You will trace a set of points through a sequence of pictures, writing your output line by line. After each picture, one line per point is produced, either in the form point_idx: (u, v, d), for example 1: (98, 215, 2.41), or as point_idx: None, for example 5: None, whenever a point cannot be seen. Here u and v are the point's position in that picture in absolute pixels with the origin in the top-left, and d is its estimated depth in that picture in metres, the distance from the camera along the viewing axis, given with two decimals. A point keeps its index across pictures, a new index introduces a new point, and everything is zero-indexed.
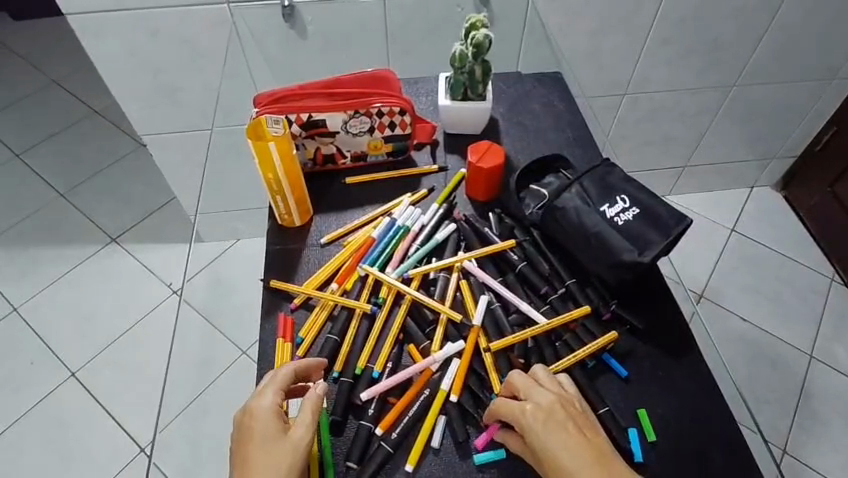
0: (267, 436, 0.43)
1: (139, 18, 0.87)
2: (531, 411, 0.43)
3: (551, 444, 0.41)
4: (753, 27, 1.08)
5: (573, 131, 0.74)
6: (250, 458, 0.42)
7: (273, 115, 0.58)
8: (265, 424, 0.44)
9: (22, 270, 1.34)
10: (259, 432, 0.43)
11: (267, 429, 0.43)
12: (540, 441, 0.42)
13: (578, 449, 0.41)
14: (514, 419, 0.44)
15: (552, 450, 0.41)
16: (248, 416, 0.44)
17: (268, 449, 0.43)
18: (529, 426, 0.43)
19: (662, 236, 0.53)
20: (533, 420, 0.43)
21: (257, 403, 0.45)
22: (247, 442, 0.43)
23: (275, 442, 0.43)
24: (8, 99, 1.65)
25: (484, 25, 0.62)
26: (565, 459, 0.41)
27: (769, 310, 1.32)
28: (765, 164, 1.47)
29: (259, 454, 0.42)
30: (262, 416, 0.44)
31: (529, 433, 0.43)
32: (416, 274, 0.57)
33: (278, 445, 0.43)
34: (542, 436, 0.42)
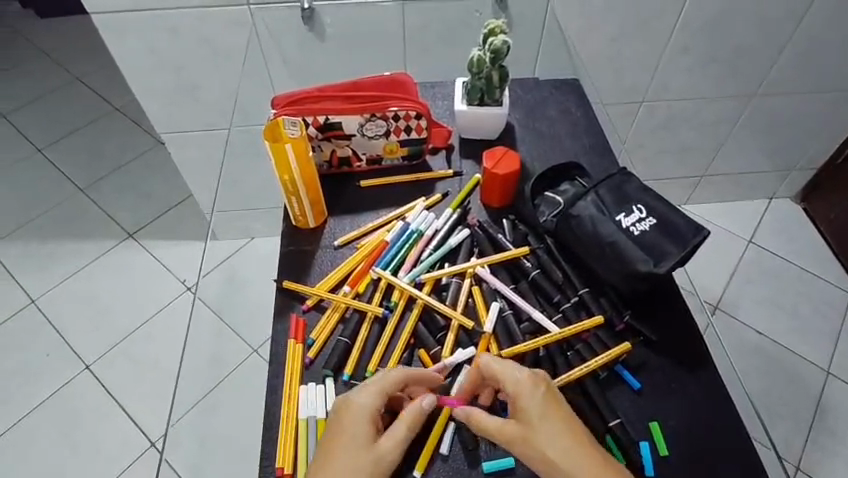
0: (359, 438, 0.43)
1: (161, 17, 0.89)
2: (533, 381, 0.45)
3: (547, 413, 0.43)
4: (775, 35, 1.07)
5: (589, 138, 0.73)
6: (337, 452, 0.43)
7: (291, 117, 0.57)
8: (361, 425, 0.44)
9: (41, 263, 1.36)
10: (354, 432, 0.44)
11: (361, 431, 0.44)
12: (537, 406, 0.44)
13: (569, 427, 0.43)
14: (509, 382, 0.45)
15: (547, 418, 0.43)
16: (348, 410, 0.45)
17: (357, 449, 0.43)
18: (526, 390, 0.45)
19: (678, 247, 0.52)
20: (533, 388, 0.45)
21: (357, 400, 0.45)
22: (340, 434, 0.44)
23: (364, 446, 0.43)
24: (32, 95, 1.68)
25: (502, 31, 0.62)
26: (559, 428, 0.43)
27: (786, 323, 1.29)
28: (785, 175, 1.44)
29: (346, 452, 0.43)
30: (361, 418, 0.44)
31: (523, 396, 0.44)
32: (429, 279, 0.57)
33: (366, 450, 0.43)
34: (539, 403, 0.44)
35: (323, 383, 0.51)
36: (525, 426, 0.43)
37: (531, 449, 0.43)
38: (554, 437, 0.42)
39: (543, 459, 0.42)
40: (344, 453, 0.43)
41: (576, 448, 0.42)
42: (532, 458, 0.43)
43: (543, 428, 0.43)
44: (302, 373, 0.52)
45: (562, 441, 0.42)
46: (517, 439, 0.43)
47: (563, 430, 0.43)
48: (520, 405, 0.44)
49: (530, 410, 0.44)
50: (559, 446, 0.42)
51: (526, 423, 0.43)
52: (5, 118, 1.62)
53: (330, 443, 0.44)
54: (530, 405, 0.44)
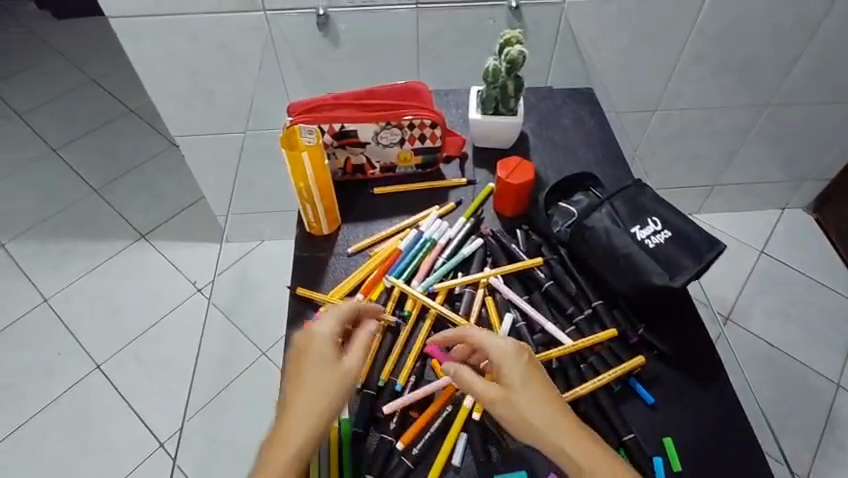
0: (324, 352, 0.45)
1: (179, 22, 0.90)
2: (518, 352, 0.45)
3: (528, 382, 0.43)
4: (790, 46, 1.06)
5: (603, 148, 0.73)
6: (303, 369, 0.44)
7: (306, 125, 0.58)
8: (324, 343, 0.46)
9: (55, 262, 1.38)
10: (317, 348, 0.45)
11: (325, 347, 0.46)
12: (518, 371, 0.44)
13: (550, 399, 0.43)
14: (493, 346, 0.46)
15: (526, 382, 0.43)
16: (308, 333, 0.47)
17: (323, 363, 0.45)
18: (508, 355, 0.45)
19: (693, 261, 0.52)
20: (517, 358, 0.45)
21: (317, 328, 0.47)
22: (303, 355, 0.45)
23: (331, 359, 0.45)
24: (48, 95, 1.70)
25: (518, 41, 0.61)
26: (538, 394, 0.43)
27: (797, 335, 1.28)
28: (797, 185, 1.43)
29: (312, 367, 0.44)
30: (321, 336, 0.46)
31: (504, 360, 0.45)
32: (441, 289, 0.57)
33: (333, 368, 0.45)
34: (520, 368, 0.44)
35: None
36: (504, 389, 0.43)
37: (508, 411, 0.43)
38: (531, 401, 0.42)
39: (520, 423, 0.42)
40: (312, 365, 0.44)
41: (553, 414, 0.42)
42: (509, 419, 0.43)
43: (521, 392, 0.43)
44: None
45: (540, 406, 0.42)
46: (495, 400, 0.43)
47: (542, 396, 0.43)
48: (501, 369, 0.45)
49: (511, 375, 0.44)
50: (536, 410, 0.42)
51: (505, 385, 0.44)
52: (23, 118, 1.64)
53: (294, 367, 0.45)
54: (511, 369, 0.44)
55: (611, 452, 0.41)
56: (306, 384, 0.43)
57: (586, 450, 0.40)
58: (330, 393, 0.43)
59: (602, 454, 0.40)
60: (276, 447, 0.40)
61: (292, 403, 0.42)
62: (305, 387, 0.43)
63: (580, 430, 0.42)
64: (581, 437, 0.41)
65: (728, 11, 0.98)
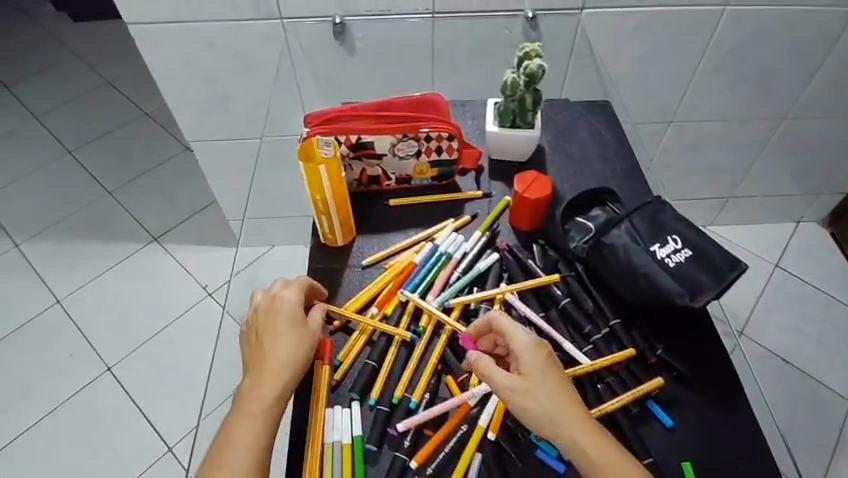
0: (294, 318, 0.51)
1: (197, 29, 0.90)
2: (538, 345, 0.47)
3: (546, 375, 0.45)
4: (810, 59, 1.05)
5: (620, 162, 0.72)
6: (274, 332, 0.50)
7: (325, 137, 0.57)
8: (293, 308, 0.52)
9: (69, 263, 1.39)
10: (283, 313, 0.51)
11: (295, 312, 0.52)
12: (538, 366, 0.45)
13: (564, 392, 0.45)
14: (516, 338, 0.47)
15: (545, 376, 0.45)
16: (274, 300, 0.52)
17: (291, 328, 0.50)
18: (530, 348, 0.46)
19: (715, 281, 0.51)
20: (537, 352, 0.46)
21: (283, 295, 0.52)
22: (271, 319, 0.51)
23: (299, 324, 0.51)
24: (65, 97, 1.72)
25: (537, 54, 0.61)
26: (555, 389, 0.44)
27: (812, 351, 1.26)
28: (813, 199, 1.41)
29: (281, 330, 0.50)
30: (288, 304, 0.52)
31: (526, 352, 0.46)
32: (457, 304, 0.57)
33: (299, 331, 0.51)
34: (540, 362, 0.46)
35: (349, 407, 0.51)
36: (525, 380, 0.45)
37: (526, 402, 0.44)
38: (548, 395, 0.44)
39: (537, 414, 0.44)
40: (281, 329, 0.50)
41: (568, 408, 0.44)
42: (525, 410, 0.44)
43: (541, 384, 0.45)
44: (329, 396, 0.52)
45: (557, 400, 0.44)
46: (515, 390, 0.44)
47: (558, 391, 0.44)
48: (522, 360, 0.46)
49: (532, 368, 0.45)
50: (553, 403, 0.44)
51: (525, 377, 0.45)
52: (39, 120, 1.66)
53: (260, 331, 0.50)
54: (531, 361, 0.46)
55: (618, 448, 0.43)
56: (278, 347, 0.49)
57: (596, 445, 0.43)
58: (296, 354, 0.49)
59: (611, 449, 0.43)
60: (248, 400, 0.46)
61: (263, 363, 0.48)
62: (275, 348, 0.49)
63: (592, 425, 0.44)
64: (593, 432, 0.43)
65: (747, 23, 0.97)
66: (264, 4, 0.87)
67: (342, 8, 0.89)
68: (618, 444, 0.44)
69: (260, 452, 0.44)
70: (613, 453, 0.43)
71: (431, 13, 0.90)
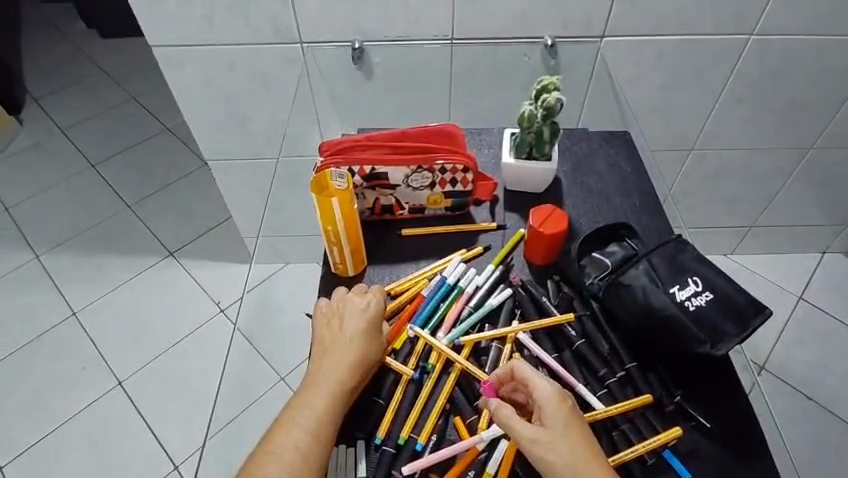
0: (373, 319, 0.53)
1: (219, 52, 0.91)
2: (562, 394, 0.45)
3: (570, 426, 0.44)
4: (838, 89, 1.02)
5: (640, 196, 0.70)
6: (351, 325, 0.52)
7: (338, 169, 0.57)
8: (372, 307, 0.54)
9: (87, 276, 1.40)
10: (362, 310, 0.53)
11: (372, 312, 0.54)
12: (559, 418, 0.44)
13: (588, 448, 0.43)
14: (538, 386, 0.46)
15: (567, 427, 0.44)
16: (354, 298, 0.55)
17: (368, 325, 0.53)
18: (552, 396, 0.45)
19: (738, 328, 0.49)
20: (561, 402, 0.45)
21: (368, 297, 0.55)
22: (352, 314, 0.53)
23: (377, 324, 0.53)
24: (92, 111, 1.76)
25: (556, 87, 0.60)
26: (577, 443, 0.43)
27: (838, 390, 1.22)
28: (840, 230, 1.38)
29: (357, 324, 0.52)
30: (367, 304, 0.54)
31: (547, 403, 0.45)
32: (468, 342, 0.55)
33: (375, 333, 0.53)
34: (562, 413, 0.44)
35: (354, 445, 0.50)
36: (546, 431, 0.44)
37: (545, 456, 0.43)
38: (570, 448, 0.43)
39: (558, 469, 0.42)
40: (360, 325, 0.52)
41: (591, 463, 0.42)
42: (544, 464, 0.43)
43: (563, 435, 0.43)
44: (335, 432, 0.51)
45: (579, 454, 0.43)
46: (535, 442, 0.43)
47: (579, 444, 0.43)
48: (543, 409, 0.45)
49: (553, 419, 0.44)
50: (575, 457, 0.42)
51: (546, 429, 0.44)
52: (65, 133, 1.70)
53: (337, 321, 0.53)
54: (553, 412, 0.44)
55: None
56: (352, 338, 0.51)
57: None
58: (367, 352, 0.51)
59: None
60: (319, 380, 0.49)
61: (337, 350, 0.51)
62: (349, 340, 0.51)
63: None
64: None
65: (773, 53, 0.95)
66: (284, 29, 0.88)
67: (361, 33, 0.90)
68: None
69: (325, 432, 0.46)
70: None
71: (450, 39, 0.91)
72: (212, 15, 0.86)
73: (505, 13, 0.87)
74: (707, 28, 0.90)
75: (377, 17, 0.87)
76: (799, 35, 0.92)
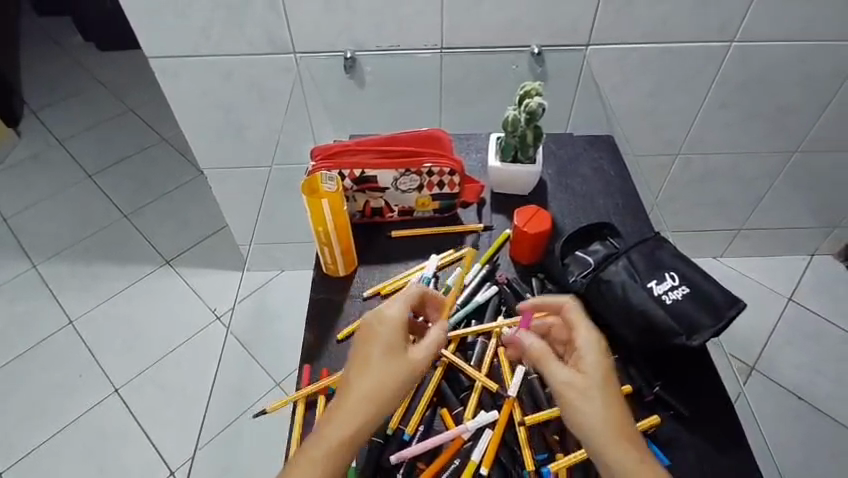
0: (393, 341, 0.48)
1: (215, 63, 0.94)
2: (605, 353, 0.48)
3: (607, 383, 0.45)
4: (821, 94, 1.05)
5: (623, 197, 0.73)
6: (364, 357, 0.47)
7: (328, 172, 0.59)
8: (389, 335, 0.49)
9: (85, 284, 1.42)
10: (384, 332, 0.49)
11: (389, 340, 0.48)
12: (598, 371, 0.46)
13: (618, 412, 0.44)
14: (582, 335, 0.49)
15: (602, 377, 0.46)
16: (373, 320, 0.50)
17: (383, 356, 0.47)
18: (594, 347, 0.48)
19: (713, 320, 0.51)
20: (602, 359, 0.47)
21: (389, 313, 0.50)
22: (373, 337, 0.49)
23: (393, 354, 0.48)
24: (90, 122, 1.79)
25: (538, 92, 0.62)
26: (610, 399, 0.44)
27: (827, 389, 1.24)
28: (828, 231, 1.40)
29: (376, 351, 0.48)
30: (387, 327, 0.49)
31: (589, 352, 0.47)
32: (454, 337, 0.57)
33: (398, 358, 0.47)
34: (601, 364, 0.47)
35: None
36: (581, 374, 0.46)
37: (576, 398, 0.44)
38: (603, 397, 0.44)
39: (586, 416, 0.43)
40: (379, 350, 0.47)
41: (619, 423, 0.43)
42: (572, 407, 0.44)
43: (597, 383, 0.45)
44: None
45: (609, 410, 0.44)
46: (569, 381, 0.46)
47: (608, 396, 0.44)
48: (583, 355, 0.48)
49: (592, 369, 0.46)
50: (603, 405, 0.44)
51: (582, 372, 0.46)
52: (63, 144, 1.72)
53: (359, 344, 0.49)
54: (591, 361, 0.47)
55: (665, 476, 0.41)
56: (363, 375, 0.46)
57: (637, 460, 0.41)
58: (389, 379, 0.46)
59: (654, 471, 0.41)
60: (332, 415, 0.45)
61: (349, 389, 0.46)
62: (366, 369, 0.46)
63: (635, 439, 0.43)
64: (636, 446, 0.42)
65: (755, 60, 0.98)
66: (279, 40, 0.91)
67: (353, 43, 0.92)
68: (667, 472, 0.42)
69: None
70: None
71: (440, 48, 0.94)
72: (208, 27, 0.89)
73: (492, 22, 0.89)
74: (691, 35, 0.93)
75: (369, 28, 0.90)
76: (779, 42, 0.95)
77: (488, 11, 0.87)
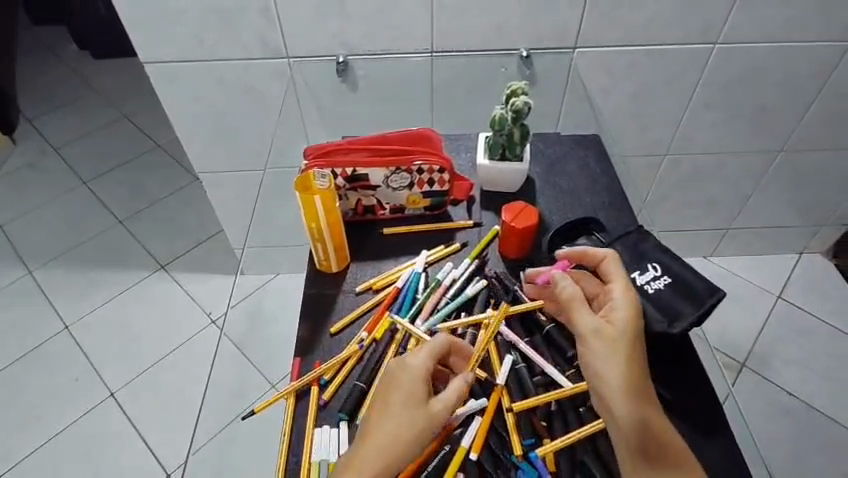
0: (414, 391, 0.49)
1: (208, 68, 0.95)
2: (636, 310, 0.52)
3: (629, 340, 0.50)
4: (802, 94, 1.08)
5: (609, 194, 0.74)
6: (386, 403, 0.48)
7: (321, 170, 0.61)
8: (412, 384, 0.49)
9: (80, 289, 1.42)
10: (406, 382, 0.49)
11: (411, 389, 0.49)
12: (624, 328, 0.50)
13: (635, 370, 0.49)
14: (618, 290, 0.53)
15: (628, 332, 0.50)
16: (397, 368, 0.50)
17: (404, 405, 0.48)
18: (626, 302, 0.52)
19: (694, 308, 0.53)
20: (630, 317, 0.51)
21: (411, 360, 0.50)
22: (394, 385, 0.49)
23: (415, 403, 0.48)
24: (85, 130, 1.80)
25: (524, 92, 0.65)
26: (629, 357, 0.49)
27: (818, 385, 1.25)
28: (815, 230, 1.43)
29: (397, 400, 0.48)
30: (409, 376, 0.49)
31: (620, 307, 0.51)
32: (444, 328, 0.59)
33: (419, 409, 0.48)
34: (629, 319, 0.51)
35: (336, 426, 0.55)
36: (609, 326, 0.51)
37: (597, 347, 0.50)
38: (623, 352, 0.49)
39: (604, 367, 0.49)
40: (399, 400, 0.48)
41: (633, 379, 0.48)
42: (592, 353, 0.50)
43: (622, 339, 0.50)
44: (318, 414, 0.56)
45: (626, 366, 0.48)
46: (596, 330, 0.50)
47: (630, 351, 0.49)
48: (613, 308, 0.52)
49: (619, 324, 0.50)
50: (624, 359, 0.49)
51: (610, 324, 0.51)
52: (58, 152, 1.73)
53: (383, 390, 0.50)
54: (621, 316, 0.51)
55: (667, 427, 0.47)
56: (384, 422, 0.47)
57: (644, 412, 0.47)
58: (410, 429, 0.47)
59: (658, 422, 0.47)
60: (352, 464, 0.46)
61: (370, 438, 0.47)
62: (387, 418, 0.47)
63: (646, 392, 0.48)
64: (645, 398, 0.48)
65: (738, 62, 1.00)
66: (271, 45, 0.93)
67: (345, 47, 0.94)
68: (669, 423, 0.48)
69: None
70: (660, 428, 0.47)
71: (430, 52, 0.96)
72: (202, 33, 0.90)
73: (481, 26, 0.91)
74: (674, 38, 0.95)
75: (360, 32, 0.92)
76: (761, 43, 0.97)
77: (476, 15, 0.90)
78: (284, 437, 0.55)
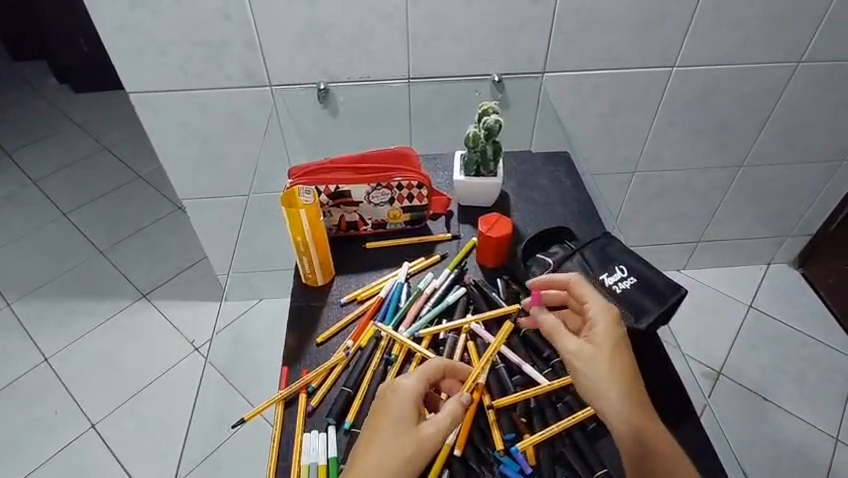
0: (405, 414, 0.50)
1: (193, 96, 0.99)
2: (613, 321, 0.54)
3: (611, 352, 0.52)
4: (758, 112, 1.15)
5: (579, 205, 0.79)
6: (377, 427, 0.49)
7: (306, 186, 0.65)
8: (402, 407, 0.50)
9: (59, 322, 1.41)
10: (397, 405, 0.50)
11: (402, 411, 0.50)
12: (605, 342, 0.53)
13: (622, 379, 0.51)
14: (593, 306, 0.55)
15: (608, 345, 0.52)
16: (389, 391, 0.51)
17: (394, 428, 0.49)
18: (601, 316, 0.54)
19: (657, 304, 0.58)
20: (609, 330, 0.53)
21: (403, 382, 0.52)
22: (386, 407, 0.50)
23: (405, 426, 0.49)
24: (65, 162, 1.80)
25: (494, 110, 0.70)
26: (615, 367, 0.51)
27: (792, 389, 1.29)
28: (782, 240, 1.49)
29: (388, 422, 0.49)
30: (400, 399, 0.50)
31: (598, 323, 0.54)
32: (427, 334, 0.63)
33: (409, 432, 0.49)
34: (607, 332, 0.53)
35: (325, 431, 0.57)
36: (590, 346, 0.53)
37: (582, 368, 0.52)
38: (607, 367, 0.51)
39: (593, 387, 0.51)
40: (391, 423, 0.49)
41: (621, 389, 0.50)
42: (579, 375, 0.53)
43: (603, 353, 0.52)
44: (306, 420, 0.58)
45: (612, 379, 0.51)
46: (577, 353, 0.53)
47: (613, 362, 0.52)
48: (592, 326, 0.54)
49: (600, 340, 0.53)
50: (609, 373, 0.51)
51: (593, 337, 0.53)
52: (37, 184, 1.73)
53: (376, 412, 0.51)
54: (600, 332, 0.53)
55: (660, 427, 0.50)
56: (374, 444, 0.48)
57: (638, 417, 0.50)
58: (400, 452, 0.47)
59: (650, 421, 0.50)
60: None
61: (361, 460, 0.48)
62: (378, 440, 0.48)
63: (636, 391, 0.51)
64: (637, 403, 0.50)
65: (697, 82, 1.07)
66: (256, 74, 0.96)
67: (326, 75, 0.98)
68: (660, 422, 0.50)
69: None
70: (652, 424, 0.50)
71: (408, 78, 1.00)
72: (188, 62, 0.94)
73: (455, 54, 0.97)
74: (636, 62, 1.02)
75: (340, 61, 0.96)
76: (716, 66, 1.05)
77: (450, 43, 0.95)
78: (273, 448, 0.56)
